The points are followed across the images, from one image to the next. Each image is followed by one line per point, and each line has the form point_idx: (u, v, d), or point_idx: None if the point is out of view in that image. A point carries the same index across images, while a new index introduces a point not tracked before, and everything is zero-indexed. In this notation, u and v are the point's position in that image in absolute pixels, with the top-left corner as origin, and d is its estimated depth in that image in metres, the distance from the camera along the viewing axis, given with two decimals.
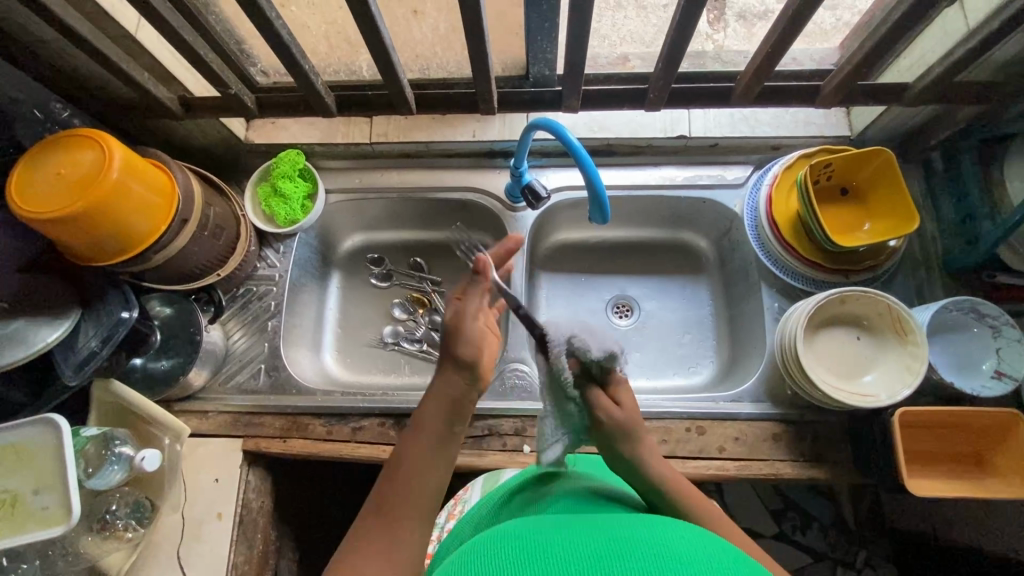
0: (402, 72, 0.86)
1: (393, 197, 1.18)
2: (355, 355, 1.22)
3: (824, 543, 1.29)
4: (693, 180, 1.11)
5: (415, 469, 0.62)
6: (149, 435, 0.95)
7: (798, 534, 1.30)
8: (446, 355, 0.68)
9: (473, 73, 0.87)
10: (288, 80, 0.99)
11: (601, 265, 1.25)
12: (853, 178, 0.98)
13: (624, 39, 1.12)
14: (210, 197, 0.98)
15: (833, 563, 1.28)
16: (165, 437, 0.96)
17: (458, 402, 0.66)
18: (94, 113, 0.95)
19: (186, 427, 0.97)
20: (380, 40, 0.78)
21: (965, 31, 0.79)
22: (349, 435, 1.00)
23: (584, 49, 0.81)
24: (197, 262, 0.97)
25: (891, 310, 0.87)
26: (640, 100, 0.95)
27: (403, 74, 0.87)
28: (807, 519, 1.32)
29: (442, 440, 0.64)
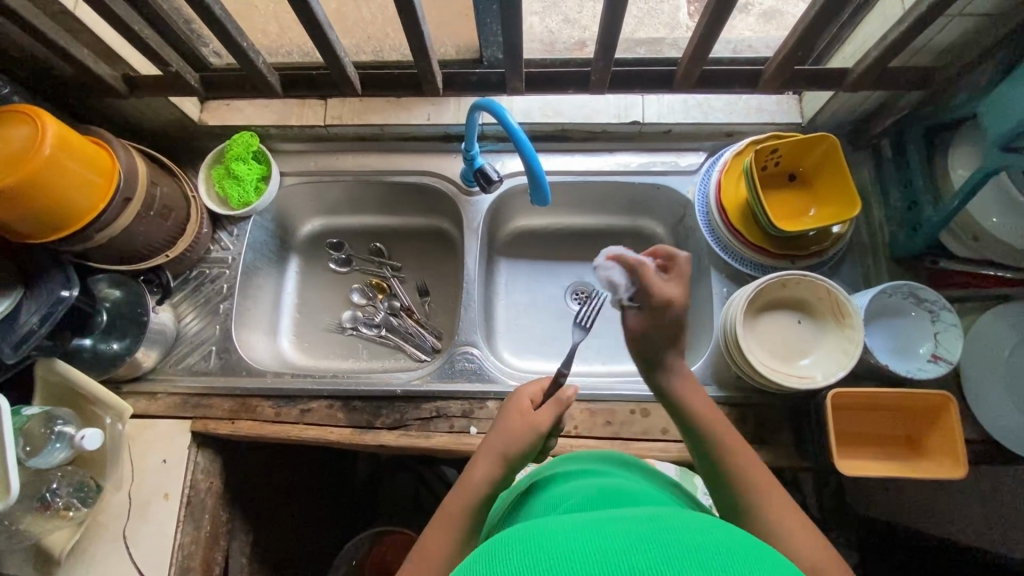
0: (342, 51, 0.86)
1: (349, 181, 1.17)
2: (313, 340, 1.22)
3: None
4: (647, 166, 1.12)
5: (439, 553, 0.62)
6: (92, 415, 0.95)
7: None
8: (492, 448, 0.68)
9: (413, 53, 0.87)
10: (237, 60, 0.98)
11: (560, 252, 1.26)
12: (800, 164, 0.99)
13: (589, 25, 1.12)
14: (157, 177, 0.97)
15: None
16: (107, 417, 0.95)
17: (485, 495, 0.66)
18: (37, 91, 0.94)
19: (129, 407, 0.97)
20: (314, 17, 0.77)
21: (900, 15, 0.80)
22: (298, 417, 1.00)
23: (520, 30, 0.80)
24: (144, 242, 0.97)
25: (829, 294, 0.88)
26: (586, 84, 0.95)
27: (344, 54, 0.86)
28: None
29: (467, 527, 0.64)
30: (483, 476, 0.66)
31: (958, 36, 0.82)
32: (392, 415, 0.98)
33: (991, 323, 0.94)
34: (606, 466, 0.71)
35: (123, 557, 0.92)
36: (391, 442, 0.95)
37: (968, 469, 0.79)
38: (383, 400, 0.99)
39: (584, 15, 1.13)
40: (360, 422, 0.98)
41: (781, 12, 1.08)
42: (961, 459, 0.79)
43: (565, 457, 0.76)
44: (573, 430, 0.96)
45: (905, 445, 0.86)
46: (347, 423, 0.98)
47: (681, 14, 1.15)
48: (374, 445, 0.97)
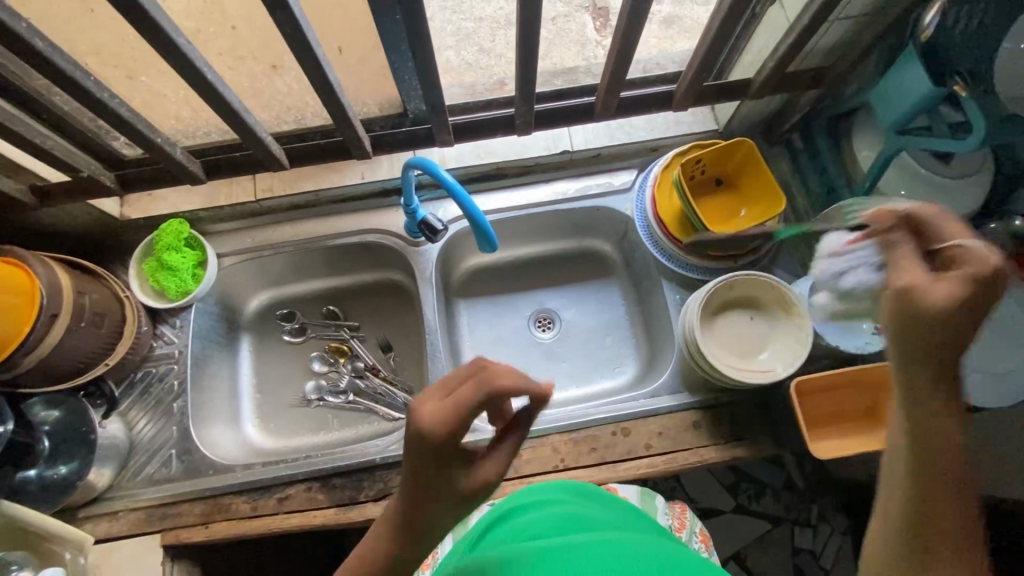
0: (262, 131, 0.84)
1: (291, 251, 1.14)
2: (279, 418, 1.17)
3: (779, 507, 1.29)
4: (584, 190, 1.15)
5: None
6: (49, 552, 0.86)
7: (753, 503, 1.29)
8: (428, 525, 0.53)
9: (337, 122, 0.87)
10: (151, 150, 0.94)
11: (516, 284, 1.28)
12: (723, 169, 1.04)
13: (505, 51, 1.13)
14: (84, 284, 0.92)
15: (791, 524, 1.28)
16: (68, 552, 0.88)
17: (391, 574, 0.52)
18: None
19: (90, 535, 0.90)
20: (227, 101, 0.75)
21: (787, 25, 0.86)
22: (276, 507, 0.95)
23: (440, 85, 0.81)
24: (78, 356, 0.90)
25: (773, 287, 0.93)
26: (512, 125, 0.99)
27: (265, 134, 0.85)
28: (758, 486, 1.30)
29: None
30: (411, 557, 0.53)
31: (841, 37, 0.90)
32: (376, 486, 0.95)
33: None
34: (564, 495, 0.73)
35: None
36: (379, 514, 0.92)
37: None
38: (364, 471, 0.96)
39: (498, 42, 1.14)
40: (343, 499, 0.95)
41: (680, 15, 1.12)
42: None
43: (525, 491, 0.78)
44: (560, 464, 0.96)
45: (870, 419, 0.90)
46: (329, 503, 0.95)
47: (588, 29, 1.19)
48: (362, 520, 0.93)
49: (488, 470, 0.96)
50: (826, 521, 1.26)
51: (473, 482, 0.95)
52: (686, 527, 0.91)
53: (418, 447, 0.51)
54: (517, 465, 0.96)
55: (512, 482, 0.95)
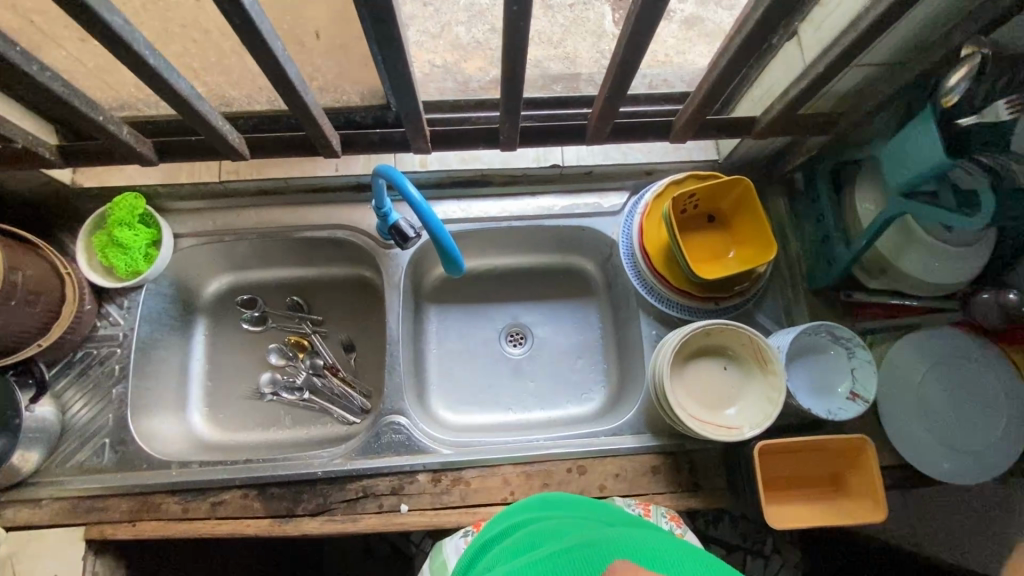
0: (217, 118, 0.77)
1: (254, 239, 1.07)
2: (228, 410, 1.13)
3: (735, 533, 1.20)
4: (570, 209, 1.09)
5: None
6: None
7: (710, 528, 1.20)
8: None
9: (302, 114, 0.80)
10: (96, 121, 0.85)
11: (491, 294, 1.24)
12: (717, 205, 0.98)
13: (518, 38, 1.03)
14: (20, 259, 0.85)
15: (743, 552, 1.19)
16: None
17: None
18: None
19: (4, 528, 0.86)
20: (173, 86, 0.68)
21: (803, 65, 0.80)
22: (208, 512, 0.91)
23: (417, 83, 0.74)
24: (6, 336, 0.84)
25: (751, 340, 0.88)
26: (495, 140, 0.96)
27: (222, 122, 0.78)
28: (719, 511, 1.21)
29: None
30: None
31: (858, 84, 0.84)
32: (315, 500, 0.91)
33: (903, 351, 0.97)
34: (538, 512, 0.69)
35: None
36: (314, 531, 0.89)
37: (887, 510, 0.81)
38: (304, 484, 0.92)
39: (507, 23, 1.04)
40: (279, 511, 0.91)
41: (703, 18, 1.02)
42: (881, 500, 0.81)
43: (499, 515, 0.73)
44: (509, 497, 0.92)
45: (832, 484, 0.87)
46: (264, 513, 0.91)
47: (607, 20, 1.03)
48: (297, 535, 0.90)
49: (433, 496, 0.92)
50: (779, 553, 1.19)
51: (416, 507, 0.91)
52: (654, 511, 0.85)
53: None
54: (464, 493, 0.92)
55: (457, 511, 0.91)
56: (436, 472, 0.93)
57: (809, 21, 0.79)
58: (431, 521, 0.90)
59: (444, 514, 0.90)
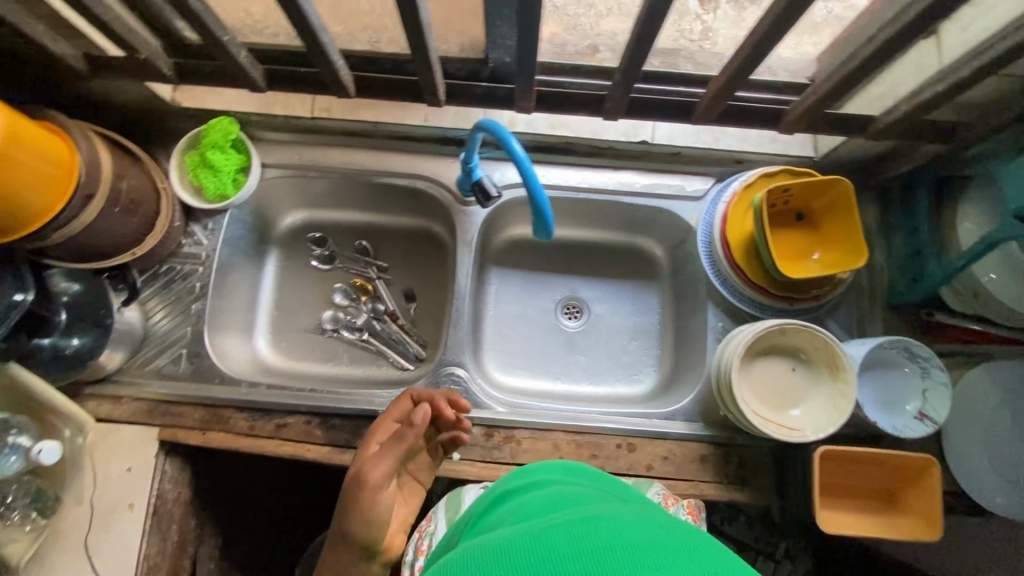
0: (333, 51, 0.78)
1: (335, 178, 1.08)
2: (290, 340, 1.17)
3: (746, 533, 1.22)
4: (652, 188, 1.06)
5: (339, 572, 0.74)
6: (50, 426, 0.90)
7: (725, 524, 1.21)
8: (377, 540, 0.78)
9: (417, 50, 0.79)
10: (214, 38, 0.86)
11: (553, 264, 1.24)
12: (809, 204, 0.96)
13: None
14: (124, 168, 0.88)
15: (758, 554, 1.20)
16: (66, 430, 0.91)
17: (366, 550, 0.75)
18: None
19: (90, 419, 0.93)
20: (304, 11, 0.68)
21: (939, 66, 0.76)
22: (273, 432, 0.96)
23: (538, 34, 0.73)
24: (107, 240, 0.88)
25: (827, 345, 0.87)
26: (598, 108, 0.95)
27: (337, 57, 0.79)
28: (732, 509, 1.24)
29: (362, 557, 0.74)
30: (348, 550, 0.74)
31: (992, 95, 0.79)
32: None
33: (978, 381, 0.94)
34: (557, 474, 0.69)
35: (85, 567, 0.89)
36: None
37: (941, 532, 0.81)
38: (364, 420, 0.96)
39: None
40: (338, 441, 0.95)
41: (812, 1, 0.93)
42: (936, 522, 0.81)
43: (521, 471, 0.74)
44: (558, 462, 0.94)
45: (885, 499, 0.87)
46: (324, 441, 0.95)
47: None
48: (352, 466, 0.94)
49: (484, 450, 0.95)
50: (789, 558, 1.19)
51: (467, 457, 0.94)
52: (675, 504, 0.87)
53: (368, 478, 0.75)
54: (514, 452, 0.94)
55: (506, 468, 0.93)
56: (490, 428, 0.96)
57: (955, 21, 0.74)
58: (481, 473, 0.93)
59: (494, 468, 0.93)
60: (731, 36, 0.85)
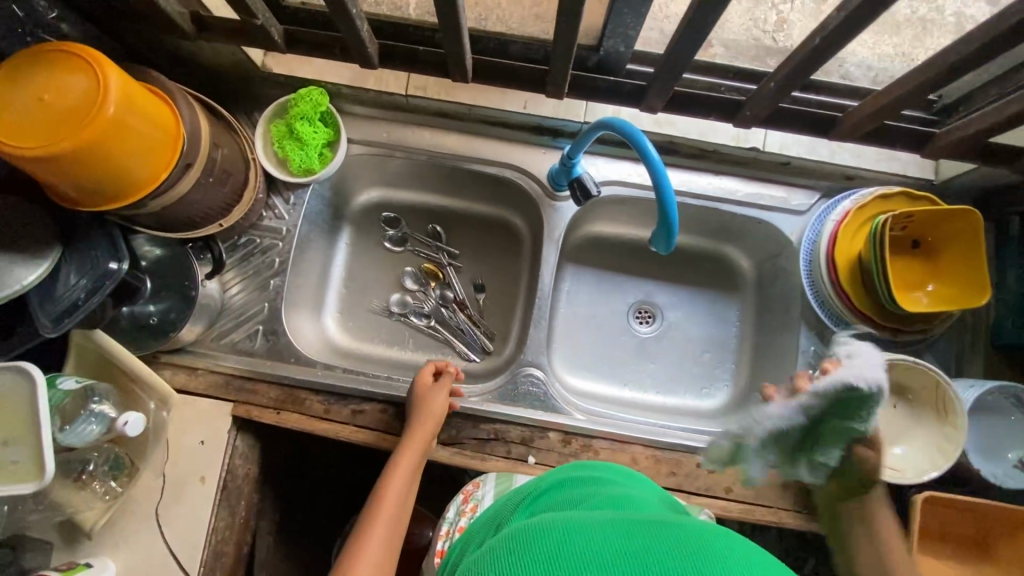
0: (464, 22, 0.72)
1: (421, 160, 1.04)
2: (358, 320, 1.15)
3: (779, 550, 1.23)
4: (753, 198, 1.01)
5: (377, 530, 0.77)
6: (135, 398, 0.88)
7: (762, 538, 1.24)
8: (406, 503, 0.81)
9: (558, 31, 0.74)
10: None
11: (629, 265, 1.20)
12: (929, 232, 0.90)
13: None
14: (217, 136, 0.84)
15: None
16: (151, 402, 0.90)
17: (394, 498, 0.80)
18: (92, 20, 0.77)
19: (173, 394, 0.92)
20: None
21: None
22: (347, 418, 0.94)
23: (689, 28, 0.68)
24: (197, 209, 0.85)
25: (938, 386, 0.83)
26: (731, 113, 0.89)
27: (467, 26, 0.73)
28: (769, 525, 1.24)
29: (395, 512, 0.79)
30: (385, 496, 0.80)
31: None
32: (448, 431, 0.93)
33: None
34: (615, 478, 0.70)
35: (156, 535, 0.88)
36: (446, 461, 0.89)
37: None
38: None
39: None
40: None
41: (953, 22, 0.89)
42: None
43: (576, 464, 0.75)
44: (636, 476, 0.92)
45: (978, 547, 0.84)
46: (399, 432, 0.93)
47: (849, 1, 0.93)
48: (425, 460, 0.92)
49: (561, 456, 0.92)
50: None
51: (543, 463, 0.92)
52: None
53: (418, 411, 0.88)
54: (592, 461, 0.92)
55: None
56: (568, 434, 0.93)
57: None
58: None
59: None
60: (807, 29, 0.85)
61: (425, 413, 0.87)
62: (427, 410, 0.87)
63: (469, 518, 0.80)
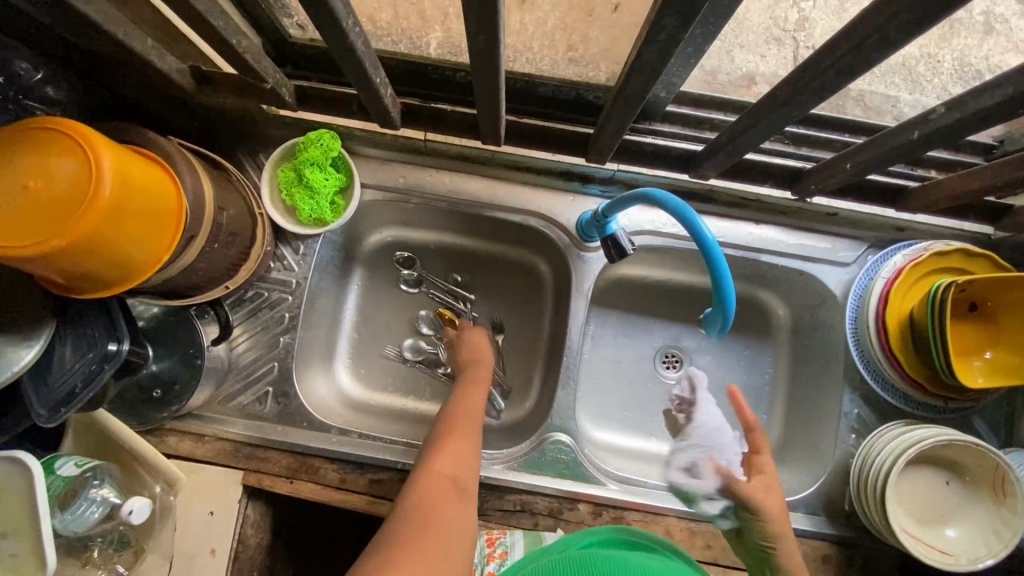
0: (503, 84, 0.65)
1: (441, 205, 0.97)
2: (371, 368, 1.09)
3: None
4: (795, 249, 0.95)
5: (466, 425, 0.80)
6: (138, 479, 0.84)
7: None
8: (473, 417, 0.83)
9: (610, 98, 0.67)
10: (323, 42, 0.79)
11: (657, 307, 1.13)
12: (990, 295, 0.84)
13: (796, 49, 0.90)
14: (223, 196, 0.77)
15: None
16: (156, 484, 0.85)
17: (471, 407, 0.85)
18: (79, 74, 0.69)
19: (182, 477, 0.87)
20: (494, 52, 0.56)
21: None
22: (365, 487, 0.89)
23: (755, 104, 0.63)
24: (203, 276, 0.78)
25: (997, 468, 0.78)
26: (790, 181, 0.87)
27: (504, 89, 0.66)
28: None
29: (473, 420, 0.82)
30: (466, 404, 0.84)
31: None
32: None
33: None
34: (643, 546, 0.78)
35: None
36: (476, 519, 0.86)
37: None
38: None
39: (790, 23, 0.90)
40: None
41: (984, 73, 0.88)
42: None
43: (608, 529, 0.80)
44: None
45: None
46: None
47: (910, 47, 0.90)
48: None
49: None
50: None
51: None
52: None
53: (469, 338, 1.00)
54: None
55: None
56: (598, 505, 0.88)
57: None
58: None
59: None
60: None
61: (474, 343, 0.97)
62: (473, 338, 0.98)
63: (499, 565, 0.81)
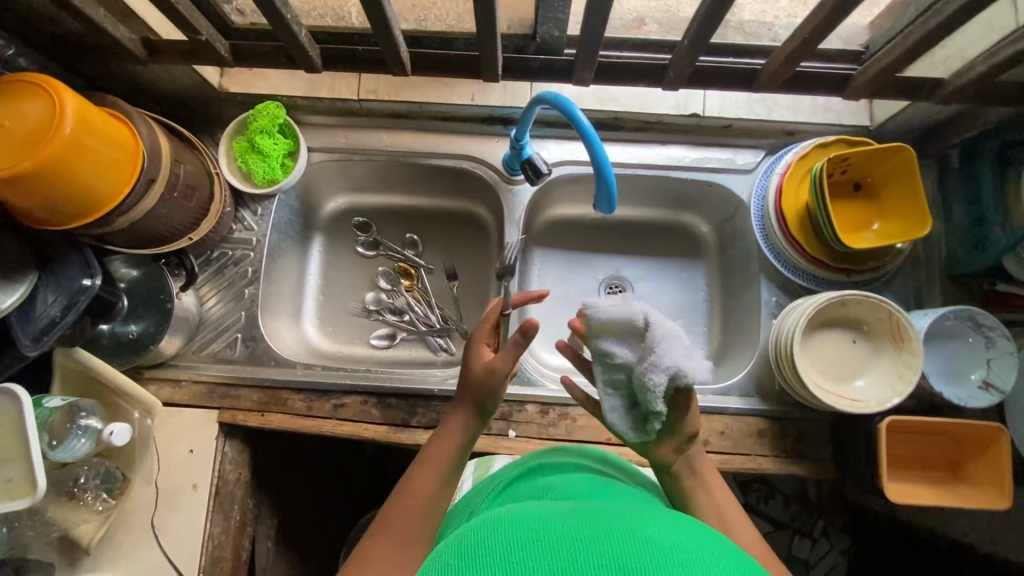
0: (391, 9, 0.77)
1: (382, 160, 1.09)
2: (338, 324, 1.18)
3: (784, 514, 1.26)
4: (700, 162, 1.06)
5: (416, 507, 0.61)
6: (117, 408, 0.92)
7: (761, 505, 1.26)
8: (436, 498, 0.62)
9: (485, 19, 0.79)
10: (265, 22, 0.89)
11: (598, 243, 1.21)
12: (868, 173, 0.94)
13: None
14: (180, 153, 0.89)
15: (790, 531, 1.25)
16: (134, 411, 0.93)
17: (443, 479, 0.64)
18: (48, 54, 0.82)
19: (156, 401, 0.94)
20: None
21: (1013, 27, 0.77)
22: (330, 412, 0.97)
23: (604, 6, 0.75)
24: (166, 225, 0.89)
25: (890, 316, 0.86)
26: (658, 77, 0.93)
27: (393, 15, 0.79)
28: (771, 491, 1.27)
29: (435, 496, 0.62)
30: (427, 483, 0.63)
31: None
32: (429, 415, 0.96)
33: None
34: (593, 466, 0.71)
35: (153, 546, 0.91)
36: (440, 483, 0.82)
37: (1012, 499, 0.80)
38: (419, 399, 0.97)
39: None
40: (395, 420, 0.96)
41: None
42: (1008, 489, 0.80)
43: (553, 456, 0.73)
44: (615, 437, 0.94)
45: (948, 471, 0.86)
46: (381, 420, 0.96)
47: None
48: (411, 444, 0.95)
49: (540, 426, 0.95)
50: (827, 538, 1.24)
51: (523, 434, 0.94)
52: None
53: (464, 380, 0.69)
54: (570, 428, 0.95)
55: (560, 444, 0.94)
56: (544, 405, 0.96)
57: None
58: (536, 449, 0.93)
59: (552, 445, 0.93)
60: None
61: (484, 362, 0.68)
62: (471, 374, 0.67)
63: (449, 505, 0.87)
